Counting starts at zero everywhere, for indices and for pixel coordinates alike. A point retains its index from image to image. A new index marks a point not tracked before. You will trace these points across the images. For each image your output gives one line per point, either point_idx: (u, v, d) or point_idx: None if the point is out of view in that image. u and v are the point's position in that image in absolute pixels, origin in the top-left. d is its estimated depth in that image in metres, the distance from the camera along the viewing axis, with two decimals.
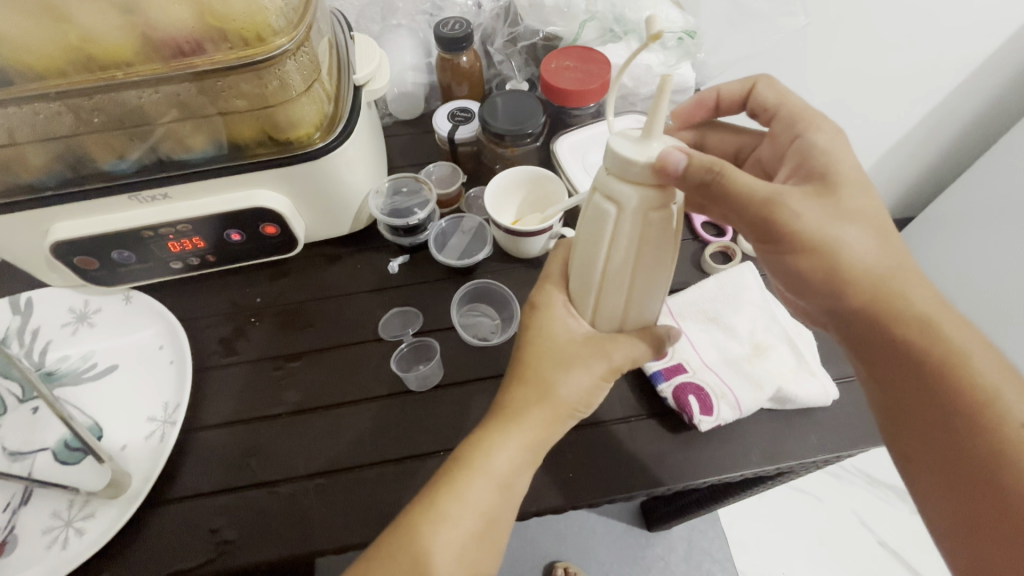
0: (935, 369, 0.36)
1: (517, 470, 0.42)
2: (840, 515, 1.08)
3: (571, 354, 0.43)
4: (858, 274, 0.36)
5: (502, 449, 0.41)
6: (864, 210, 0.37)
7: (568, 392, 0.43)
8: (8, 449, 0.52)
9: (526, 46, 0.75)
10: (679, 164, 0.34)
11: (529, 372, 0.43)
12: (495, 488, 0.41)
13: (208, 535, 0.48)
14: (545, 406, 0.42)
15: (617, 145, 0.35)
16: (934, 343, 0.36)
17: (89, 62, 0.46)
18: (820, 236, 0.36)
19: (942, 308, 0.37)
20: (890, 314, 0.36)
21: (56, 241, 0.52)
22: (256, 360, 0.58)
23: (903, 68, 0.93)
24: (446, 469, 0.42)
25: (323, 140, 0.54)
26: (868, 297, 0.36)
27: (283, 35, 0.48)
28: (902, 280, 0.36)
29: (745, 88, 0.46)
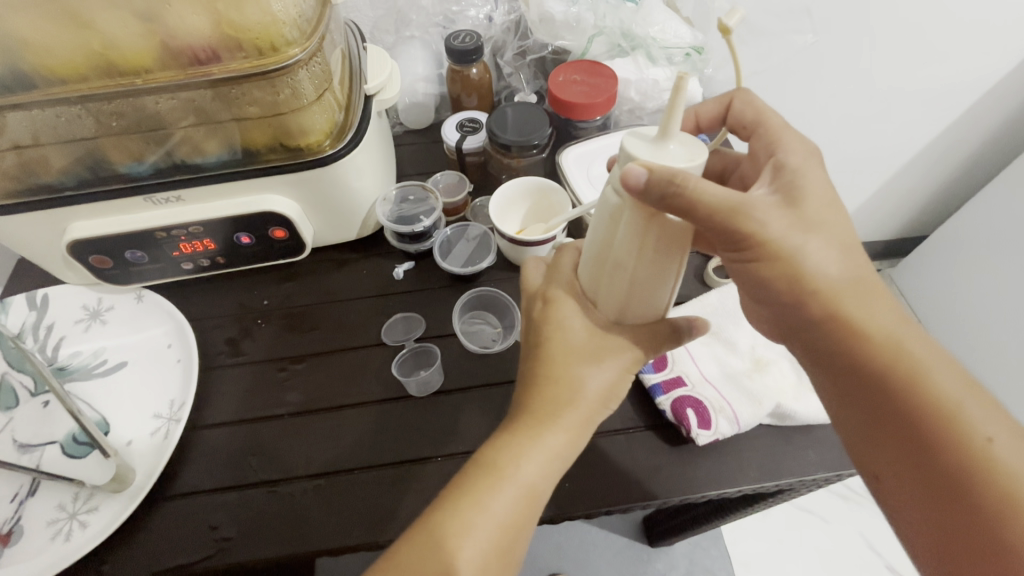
0: (903, 380, 0.37)
1: (546, 476, 0.40)
2: (847, 537, 1.06)
3: (597, 347, 0.42)
4: (820, 286, 0.37)
5: (532, 453, 0.40)
6: (834, 221, 0.38)
7: (593, 391, 0.42)
8: (18, 441, 0.54)
9: (535, 60, 0.77)
10: (641, 179, 0.33)
11: (556, 369, 0.42)
12: (524, 496, 0.39)
13: (209, 532, 0.49)
14: (576, 405, 0.41)
15: (634, 147, 0.35)
16: (899, 354, 0.37)
17: (111, 68, 0.48)
18: (784, 245, 0.37)
19: (902, 320, 0.38)
20: (854, 325, 0.37)
21: (73, 239, 0.54)
22: (261, 361, 0.59)
23: (914, 86, 0.92)
24: (472, 473, 0.40)
25: (332, 147, 0.55)
26: (830, 310, 0.37)
27: (296, 46, 0.49)
28: (860, 292, 0.38)
29: (722, 105, 0.48)
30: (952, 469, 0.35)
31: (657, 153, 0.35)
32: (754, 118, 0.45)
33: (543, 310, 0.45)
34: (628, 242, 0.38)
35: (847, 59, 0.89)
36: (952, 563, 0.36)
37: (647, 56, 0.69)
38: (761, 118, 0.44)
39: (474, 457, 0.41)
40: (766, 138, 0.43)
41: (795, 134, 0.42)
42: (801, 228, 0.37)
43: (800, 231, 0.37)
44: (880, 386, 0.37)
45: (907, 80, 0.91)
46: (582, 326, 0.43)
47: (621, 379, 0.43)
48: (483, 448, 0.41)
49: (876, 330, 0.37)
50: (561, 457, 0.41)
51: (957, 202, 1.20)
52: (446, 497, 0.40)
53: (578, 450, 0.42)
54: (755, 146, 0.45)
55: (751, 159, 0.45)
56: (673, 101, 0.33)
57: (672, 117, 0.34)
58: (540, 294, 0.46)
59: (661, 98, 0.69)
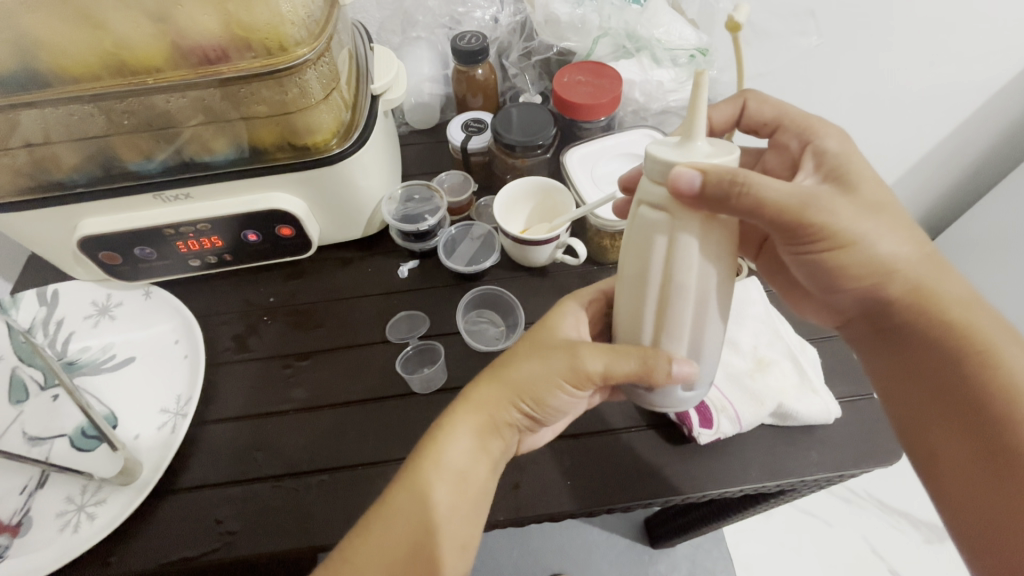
0: (968, 359, 0.38)
1: (472, 464, 0.41)
2: (850, 541, 1.06)
3: (539, 348, 0.43)
4: (891, 268, 0.38)
5: (462, 439, 0.41)
6: (897, 208, 0.38)
7: (523, 382, 0.42)
8: (28, 434, 0.54)
9: (541, 61, 0.77)
10: (695, 181, 0.33)
11: (501, 365, 0.44)
12: (453, 481, 0.40)
13: (214, 526, 0.49)
14: (498, 393, 0.42)
15: (660, 152, 0.35)
16: (967, 335, 0.38)
17: (122, 68, 0.48)
18: (851, 232, 0.37)
19: (975, 304, 0.39)
20: (925, 305, 0.39)
21: (84, 236, 0.55)
22: (266, 357, 0.60)
23: (919, 89, 0.92)
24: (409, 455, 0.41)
25: (339, 146, 0.56)
26: (902, 288, 0.39)
27: (304, 45, 0.50)
28: (931, 274, 0.39)
29: (736, 107, 0.50)
30: (1011, 444, 0.36)
31: (691, 155, 0.35)
32: (773, 115, 0.48)
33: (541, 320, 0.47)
34: (699, 246, 0.36)
35: (851, 62, 0.89)
36: (994, 542, 0.37)
37: (651, 57, 0.70)
38: (783, 115, 0.47)
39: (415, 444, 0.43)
40: (784, 134, 0.45)
41: None
42: (875, 218, 0.38)
43: (875, 223, 0.37)
44: (942, 363, 0.39)
45: (912, 82, 0.91)
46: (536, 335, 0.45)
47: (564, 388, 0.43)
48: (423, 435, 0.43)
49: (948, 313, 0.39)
50: (480, 443, 0.42)
51: None
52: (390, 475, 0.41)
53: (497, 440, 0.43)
54: (784, 137, 0.47)
55: (780, 152, 0.47)
56: (696, 102, 0.33)
57: (694, 120, 0.35)
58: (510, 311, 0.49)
59: (665, 99, 0.70)
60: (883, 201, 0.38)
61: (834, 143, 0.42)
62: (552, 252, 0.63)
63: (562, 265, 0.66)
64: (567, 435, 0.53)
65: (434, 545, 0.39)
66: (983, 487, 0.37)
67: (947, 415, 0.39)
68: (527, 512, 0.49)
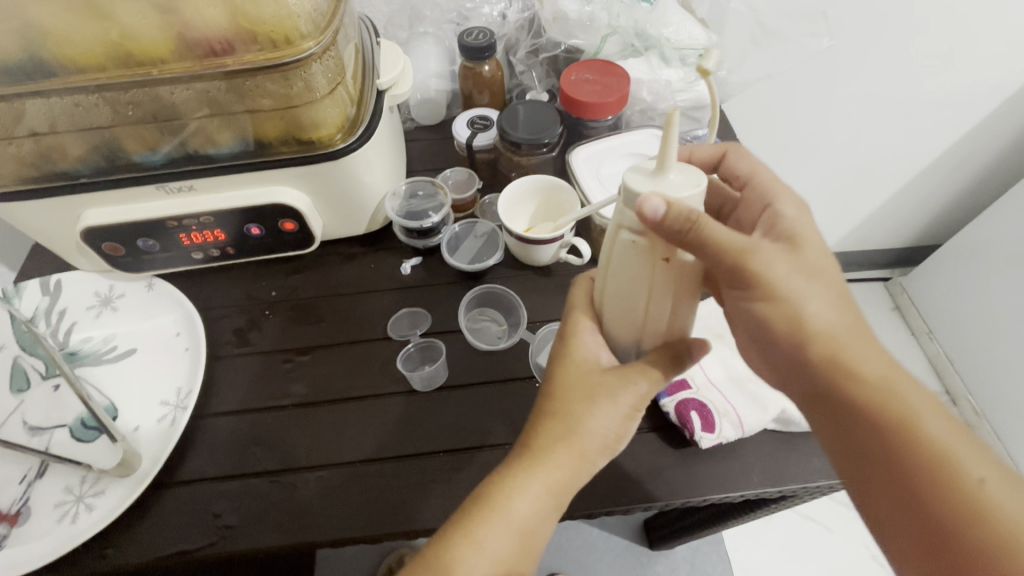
0: (895, 424, 0.37)
1: (540, 512, 0.41)
2: (850, 547, 1.05)
3: (596, 386, 0.42)
4: (818, 331, 0.38)
5: (529, 489, 0.40)
6: (826, 265, 0.39)
7: (595, 428, 0.41)
8: (29, 424, 0.54)
9: (548, 57, 0.77)
10: (660, 212, 0.34)
11: (558, 407, 0.42)
12: (520, 532, 0.40)
13: (211, 520, 0.49)
14: (572, 444, 0.41)
15: (636, 183, 0.36)
16: (891, 399, 0.38)
17: (128, 58, 0.48)
18: (784, 287, 0.38)
19: (895, 368, 0.39)
20: (851, 370, 0.38)
21: (87, 226, 0.55)
22: (268, 351, 0.60)
23: (930, 93, 0.92)
24: (469, 507, 0.41)
25: (344, 141, 0.55)
26: (828, 353, 0.38)
27: (310, 39, 0.50)
28: (853, 340, 0.39)
29: (716, 153, 0.48)
30: (947, 507, 0.36)
31: (663, 187, 0.36)
32: (747, 172, 0.46)
33: (564, 344, 0.45)
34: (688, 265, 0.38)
35: (863, 64, 0.88)
36: None
37: (660, 56, 0.69)
38: (755, 172, 0.45)
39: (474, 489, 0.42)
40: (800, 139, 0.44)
41: None
42: (805, 280, 0.38)
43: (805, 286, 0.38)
44: (871, 431, 0.38)
45: (923, 86, 0.91)
46: (594, 368, 0.43)
47: (626, 417, 0.43)
48: (483, 482, 0.42)
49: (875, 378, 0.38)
50: (554, 494, 0.41)
51: (972, 213, 1.18)
52: (451, 520, 0.41)
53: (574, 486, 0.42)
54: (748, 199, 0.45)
55: (744, 209, 0.45)
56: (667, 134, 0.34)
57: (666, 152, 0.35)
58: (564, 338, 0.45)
59: (673, 99, 0.69)
60: (818, 260, 0.39)
61: (791, 210, 0.41)
62: (555, 251, 0.62)
63: (566, 265, 0.65)
64: None
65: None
66: (928, 553, 0.37)
67: (885, 480, 0.38)
68: None
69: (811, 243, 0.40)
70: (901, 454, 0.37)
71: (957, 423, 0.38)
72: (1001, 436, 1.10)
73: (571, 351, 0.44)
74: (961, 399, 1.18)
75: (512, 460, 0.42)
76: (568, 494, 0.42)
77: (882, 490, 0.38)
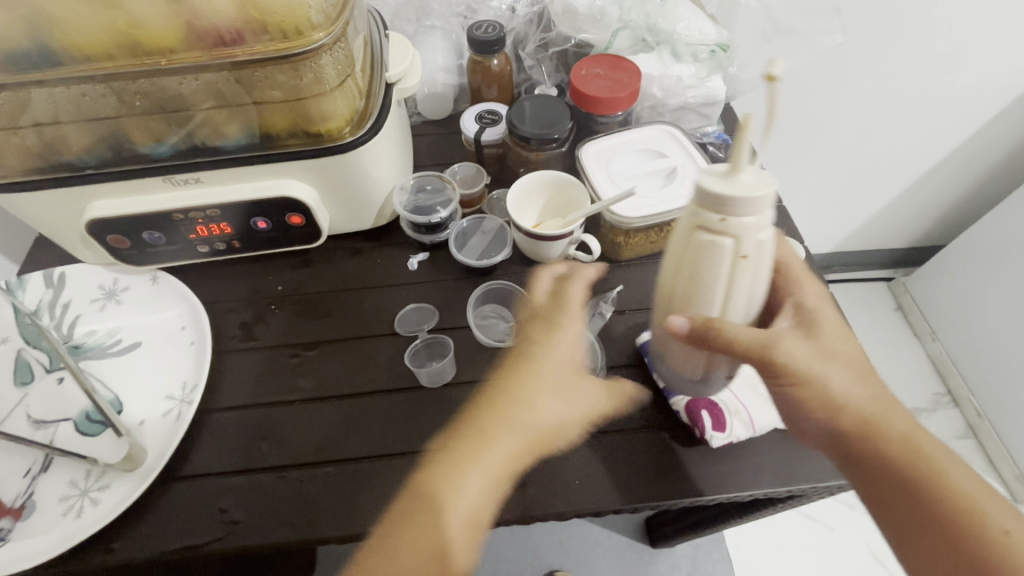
0: (925, 482, 0.40)
1: (481, 506, 0.47)
2: (851, 547, 1.05)
3: (548, 385, 0.51)
4: (845, 402, 0.42)
5: (471, 482, 0.47)
6: (844, 349, 0.43)
7: (534, 416, 0.49)
8: (33, 417, 0.54)
9: (558, 52, 0.76)
10: (683, 328, 0.42)
11: (505, 411, 0.50)
12: (466, 524, 0.45)
13: (217, 515, 0.49)
14: (513, 430, 0.49)
15: (708, 184, 0.36)
16: (917, 457, 0.40)
17: (135, 47, 0.47)
18: (808, 370, 0.42)
19: (919, 430, 0.42)
20: (879, 435, 0.41)
21: (92, 218, 0.54)
22: (274, 346, 0.59)
23: (939, 92, 0.91)
24: (415, 506, 0.46)
25: (352, 134, 0.55)
26: (855, 422, 0.42)
27: (320, 30, 0.49)
28: (880, 408, 0.42)
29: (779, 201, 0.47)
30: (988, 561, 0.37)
31: (736, 187, 0.35)
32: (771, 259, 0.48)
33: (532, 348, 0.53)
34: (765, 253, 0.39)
35: (873, 62, 0.87)
36: None
37: (672, 51, 0.68)
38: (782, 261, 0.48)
39: (413, 488, 0.49)
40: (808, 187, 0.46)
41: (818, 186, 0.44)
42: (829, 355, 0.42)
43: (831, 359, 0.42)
44: (902, 483, 0.40)
45: (931, 85, 0.90)
46: (552, 376, 0.51)
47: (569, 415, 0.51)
48: (424, 478, 0.49)
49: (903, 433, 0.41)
50: (497, 473, 0.48)
51: (978, 213, 1.18)
52: (390, 524, 0.46)
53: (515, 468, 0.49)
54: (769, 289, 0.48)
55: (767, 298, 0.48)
56: (740, 139, 0.34)
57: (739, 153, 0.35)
58: (530, 343, 0.54)
59: (684, 95, 0.68)
60: (841, 336, 0.43)
61: (811, 298, 0.45)
62: (564, 248, 0.61)
63: (574, 262, 0.65)
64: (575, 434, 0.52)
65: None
66: None
67: (917, 531, 0.39)
68: (533, 510, 0.49)
69: (831, 327, 0.44)
70: (933, 505, 0.39)
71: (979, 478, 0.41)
72: (1003, 437, 1.10)
73: (531, 365, 0.52)
74: (963, 400, 1.18)
75: (451, 455, 0.49)
76: (512, 471, 0.49)
77: (921, 546, 0.39)
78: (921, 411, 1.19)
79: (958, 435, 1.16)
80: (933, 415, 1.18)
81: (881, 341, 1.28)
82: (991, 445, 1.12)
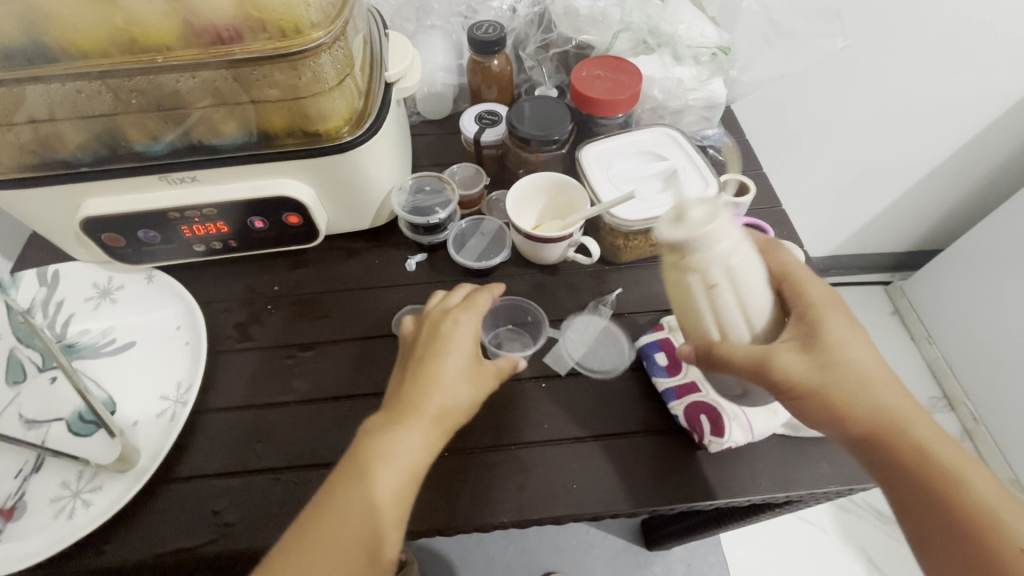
0: (939, 489, 0.38)
1: (422, 463, 0.42)
2: (847, 550, 1.05)
3: (431, 351, 0.45)
4: (852, 407, 0.41)
5: (408, 441, 0.41)
6: (851, 354, 0.42)
7: (458, 381, 0.44)
8: (25, 417, 0.53)
9: (558, 53, 0.76)
10: (692, 355, 0.45)
11: (438, 378, 0.44)
12: (403, 483, 0.41)
13: (211, 517, 0.48)
14: (439, 392, 0.43)
15: (660, 233, 0.40)
16: (933, 464, 0.39)
17: (132, 45, 0.47)
18: (810, 378, 0.42)
19: (939, 436, 0.40)
20: (890, 440, 0.40)
21: (87, 216, 0.53)
22: (269, 346, 0.59)
23: (937, 97, 0.91)
24: (350, 465, 0.41)
25: (351, 134, 0.54)
26: (863, 426, 0.41)
27: (320, 29, 0.48)
28: (893, 413, 0.41)
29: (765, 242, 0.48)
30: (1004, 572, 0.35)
31: (684, 231, 0.39)
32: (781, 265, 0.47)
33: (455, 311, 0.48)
34: (738, 278, 0.42)
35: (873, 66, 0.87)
36: None
37: (673, 53, 0.68)
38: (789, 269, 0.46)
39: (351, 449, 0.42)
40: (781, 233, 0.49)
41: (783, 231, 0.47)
42: (830, 355, 0.42)
43: (835, 360, 0.42)
44: (914, 483, 0.39)
45: (929, 91, 0.91)
46: (467, 345, 0.46)
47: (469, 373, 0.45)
48: (360, 440, 0.42)
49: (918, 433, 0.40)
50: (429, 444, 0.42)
51: (975, 218, 1.18)
52: (331, 485, 0.40)
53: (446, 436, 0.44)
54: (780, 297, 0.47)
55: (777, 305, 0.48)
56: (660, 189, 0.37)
57: None
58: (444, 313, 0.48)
59: (684, 98, 0.68)
60: (849, 330, 0.43)
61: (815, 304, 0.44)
62: (563, 250, 0.61)
63: (573, 264, 0.64)
64: (572, 438, 0.52)
65: (390, 544, 0.40)
66: None
67: (932, 530, 0.38)
68: (529, 515, 0.48)
69: (836, 323, 0.43)
70: (946, 513, 0.38)
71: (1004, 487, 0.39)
72: (999, 442, 1.10)
73: (447, 331, 0.46)
74: (958, 404, 1.18)
75: (389, 410, 0.43)
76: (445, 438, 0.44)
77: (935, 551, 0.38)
78: None
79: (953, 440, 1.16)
80: None
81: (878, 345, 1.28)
82: (988, 450, 1.12)
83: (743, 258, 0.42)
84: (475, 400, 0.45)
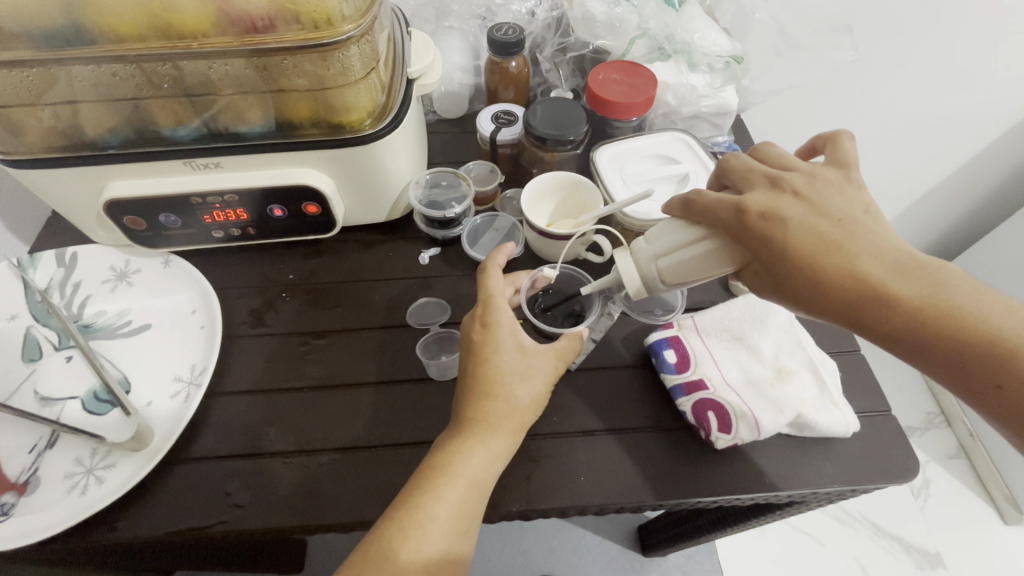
0: (926, 319, 0.38)
1: (492, 473, 0.45)
2: (841, 561, 1.05)
3: (483, 361, 0.48)
4: (819, 300, 0.41)
5: (473, 453, 0.45)
6: (806, 243, 0.41)
7: (518, 391, 0.47)
8: (40, 393, 0.54)
9: (575, 57, 0.78)
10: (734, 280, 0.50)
11: (494, 387, 0.47)
12: (469, 492, 0.44)
13: (223, 498, 0.49)
14: (497, 401, 0.47)
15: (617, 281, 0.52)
16: (911, 304, 0.38)
17: (168, 31, 0.48)
18: (774, 281, 0.43)
19: (910, 279, 0.39)
20: (867, 309, 0.39)
21: (109, 198, 0.54)
22: (283, 333, 0.59)
23: (941, 114, 0.93)
24: (420, 480, 0.45)
25: (373, 126, 0.55)
26: (841, 310, 0.40)
27: (350, 22, 0.50)
28: (861, 282, 0.39)
29: (680, 204, 0.48)
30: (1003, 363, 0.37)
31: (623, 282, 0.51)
32: (704, 205, 0.45)
33: (496, 314, 0.49)
34: (679, 273, 0.47)
35: None
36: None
37: (687, 61, 0.70)
38: (712, 214, 0.45)
39: (423, 464, 0.46)
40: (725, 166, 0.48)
41: (704, 194, 0.46)
42: (777, 273, 0.42)
43: (786, 276, 0.42)
44: (902, 327, 0.39)
45: (934, 107, 0.93)
46: (512, 347, 0.48)
47: (523, 379, 0.48)
48: (432, 456, 0.46)
49: (912, 296, 0.39)
50: (496, 456, 0.46)
51: None
52: (403, 497, 0.44)
53: (514, 443, 0.47)
54: (724, 221, 0.44)
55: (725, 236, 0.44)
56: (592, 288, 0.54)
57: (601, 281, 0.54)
58: (478, 317, 0.50)
59: (697, 104, 0.69)
60: (777, 237, 0.41)
61: (751, 222, 0.42)
62: (577, 249, 0.62)
63: (584, 262, 0.65)
64: (581, 432, 0.53)
65: (464, 543, 0.44)
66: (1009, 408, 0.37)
67: (932, 353, 0.39)
68: (537, 505, 0.49)
69: (760, 239, 0.42)
70: (934, 334, 0.38)
71: (978, 286, 0.39)
72: (995, 459, 1.13)
73: (486, 336, 0.48)
74: (956, 422, 1.20)
75: (456, 427, 0.47)
76: (509, 446, 0.47)
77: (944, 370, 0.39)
78: (913, 430, 1.21)
79: (950, 454, 1.18)
80: (925, 434, 1.20)
81: (878, 358, 1.29)
82: (984, 467, 1.14)
83: (669, 256, 0.47)
84: (536, 405, 0.48)
